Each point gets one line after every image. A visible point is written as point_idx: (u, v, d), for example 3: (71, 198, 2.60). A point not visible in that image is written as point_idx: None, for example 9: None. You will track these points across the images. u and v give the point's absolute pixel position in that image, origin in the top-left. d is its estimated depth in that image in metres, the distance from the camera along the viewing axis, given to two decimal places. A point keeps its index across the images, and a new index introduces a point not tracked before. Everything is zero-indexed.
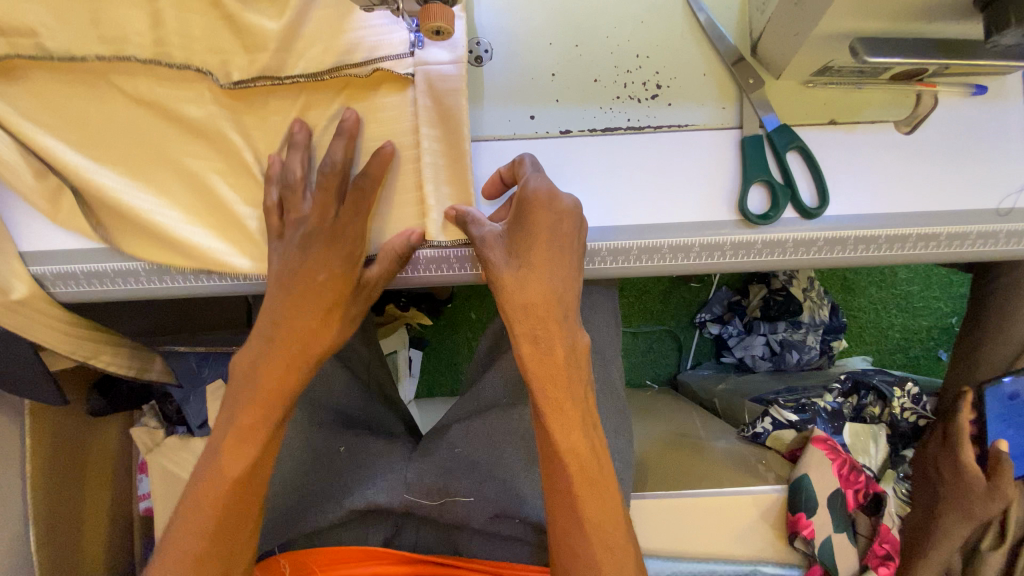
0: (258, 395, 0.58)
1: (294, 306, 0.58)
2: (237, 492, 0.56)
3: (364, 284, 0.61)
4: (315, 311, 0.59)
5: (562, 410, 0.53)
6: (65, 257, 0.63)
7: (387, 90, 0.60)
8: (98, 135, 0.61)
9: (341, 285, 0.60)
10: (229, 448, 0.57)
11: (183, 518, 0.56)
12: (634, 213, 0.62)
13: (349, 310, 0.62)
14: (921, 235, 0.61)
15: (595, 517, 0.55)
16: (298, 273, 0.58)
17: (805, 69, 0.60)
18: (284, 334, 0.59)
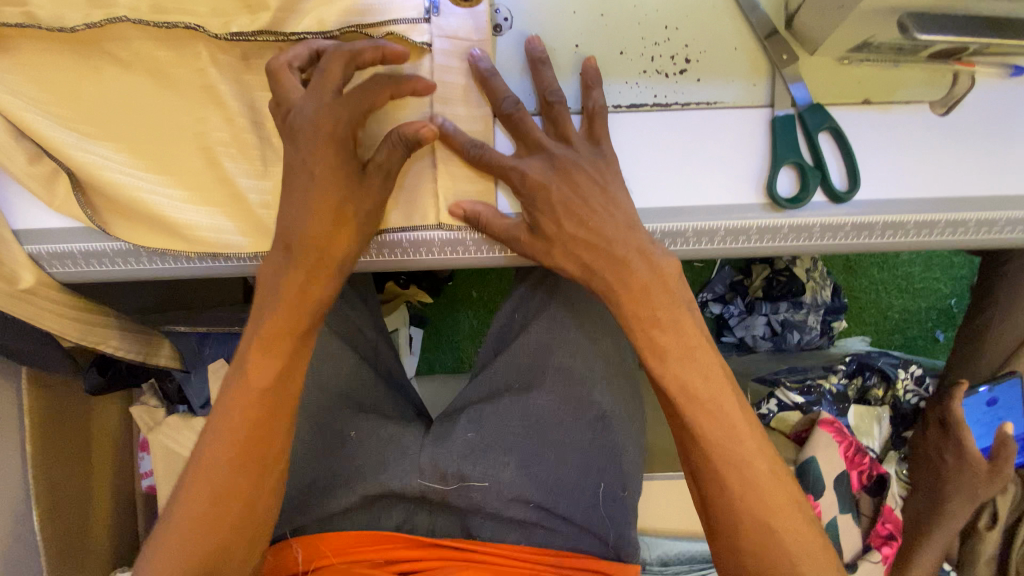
0: (267, 347, 0.56)
1: (296, 206, 0.55)
2: (260, 416, 0.56)
3: (369, 174, 0.55)
4: (320, 207, 0.55)
5: (694, 398, 0.55)
6: (61, 237, 0.60)
7: (402, 60, 0.57)
8: (90, 109, 0.57)
9: (343, 176, 0.55)
10: (254, 357, 0.56)
11: (212, 430, 0.56)
12: (659, 195, 0.59)
13: (357, 208, 0.56)
14: (950, 221, 0.60)
15: (745, 490, 0.53)
16: (297, 170, 0.55)
17: (844, 45, 0.57)
18: (298, 249, 0.56)
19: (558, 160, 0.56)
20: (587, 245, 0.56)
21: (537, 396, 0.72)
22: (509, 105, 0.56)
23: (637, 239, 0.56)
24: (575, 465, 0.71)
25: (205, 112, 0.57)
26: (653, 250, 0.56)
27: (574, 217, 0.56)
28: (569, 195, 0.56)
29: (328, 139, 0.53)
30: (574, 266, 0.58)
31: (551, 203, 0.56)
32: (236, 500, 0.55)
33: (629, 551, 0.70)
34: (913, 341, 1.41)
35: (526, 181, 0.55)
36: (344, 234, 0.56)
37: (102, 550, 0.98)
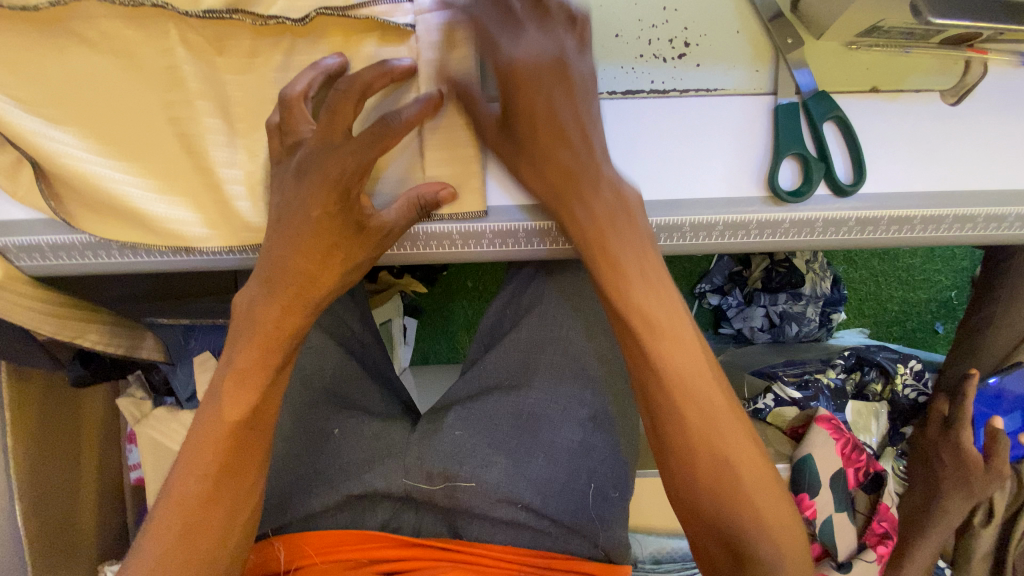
0: (257, 337, 0.54)
1: (292, 254, 0.53)
2: (239, 430, 0.53)
3: (369, 232, 0.53)
4: (313, 255, 0.53)
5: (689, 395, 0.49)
6: (26, 229, 0.57)
7: (385, 40, 0.54)
8: (49, 92, 0.53)
9: (343, 230, 0.52)
10: (229, 388, 0.53)
11: (186, 460, 0.52)
12: (657, 186, 0.56)
13: (351, 256, 0.55)
14: (957, 216, 0.57)
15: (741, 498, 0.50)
16: (297, 213, 0.52)
17: (852, 29, 0.54)
18: (278, 277, 0.54)
19: (556, 57, 0.51)
20: (555, 168, 0.52)
21: (526, 394, 0.70)
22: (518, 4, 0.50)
23: (609, 170, 0.52)
24: (565, 465, 0.68)
25: (176, 97, 0.54)
26: (623, 184, 0.53)
27: (550, 124, 0.51)
28: (560, 103, 0.51)
29: (330, 188, 0.49)
30: (539, 187, 0.54)
31: (536, 99, 0.51)
32: (218, 514, 0.52)
33: (619, 551, 0.69)
34: (912, 334, 1.39)
35: (512, 69, 0.50)
36: (332, 269, 0.55)
37: (89, 543, 0.97)
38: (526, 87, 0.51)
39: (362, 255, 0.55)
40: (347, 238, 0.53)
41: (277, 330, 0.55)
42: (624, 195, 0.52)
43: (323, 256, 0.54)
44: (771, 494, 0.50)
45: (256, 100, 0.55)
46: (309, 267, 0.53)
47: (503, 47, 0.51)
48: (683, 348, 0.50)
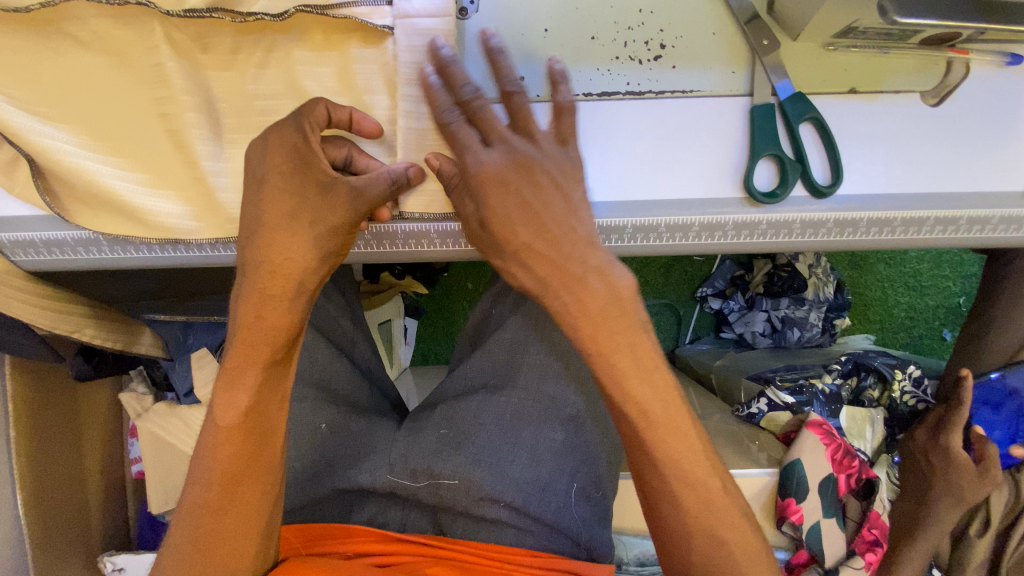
0: (240, 333, 0.54)
1: (270, 232, 0.52)
2: (238, 432, 0.53)
3: (334, 190, 0.52)
4: (276, 223, 0.52)
5: (654, 421, 0.50)
6: (25, 224, 0.60)
7: (364, 42, 0.56)
8: (45, 92, 0.55)
9: (304, 190, 0.52)
10: (224, 394, 0.53)
11: (195, 470, 0.54)
12: (632, 188, 0.57)
13: (321, 219, 0.52)
14: (939, 218, 0.56)
15: (699, 510, 0.51)
16: (254, 180, 0.52)
17: (826, 30, 0.54)
18: (251, 265, 0.53)
19: (519, 154, 0.51)
20: (541, 257, 0.50)
21: (510, 395, 0.71)
22: (469, 91, 0.50)
23: (597, 256, 0.50)
24: (546, 464, 0.69)
25: (163, 95, 0.56)
26: (613, 270, 0.50)
27: (531, 223, 0.50)
28: (530, 196, 0.50)
29: (286, 148, 0.51)
30: (528, 278, 0.52)
31: (506, 199, 0.50)
32: (228, 510, 0.53)
33: (601, 550, 0.70)
34: (918, 340, 1.37)
35: (482, 173, 0.50)
36: (303, 238, 0.52)
37: (92, 532, 1.00)
38: (497, 187, 0.50)
39: (332, 216, 0.52)
40: (312, 200, 0.52)
41: (265, 324, 0.53)
42: (613, 287, 0.50)
43: (289, 221, 0.52)
44: (727, 506, 0.52)
45: (241, 97, 0.57)
46: (280, 240, 0.52)
47: (469, 145, 0.51)
48: (647, 377, 0.51)
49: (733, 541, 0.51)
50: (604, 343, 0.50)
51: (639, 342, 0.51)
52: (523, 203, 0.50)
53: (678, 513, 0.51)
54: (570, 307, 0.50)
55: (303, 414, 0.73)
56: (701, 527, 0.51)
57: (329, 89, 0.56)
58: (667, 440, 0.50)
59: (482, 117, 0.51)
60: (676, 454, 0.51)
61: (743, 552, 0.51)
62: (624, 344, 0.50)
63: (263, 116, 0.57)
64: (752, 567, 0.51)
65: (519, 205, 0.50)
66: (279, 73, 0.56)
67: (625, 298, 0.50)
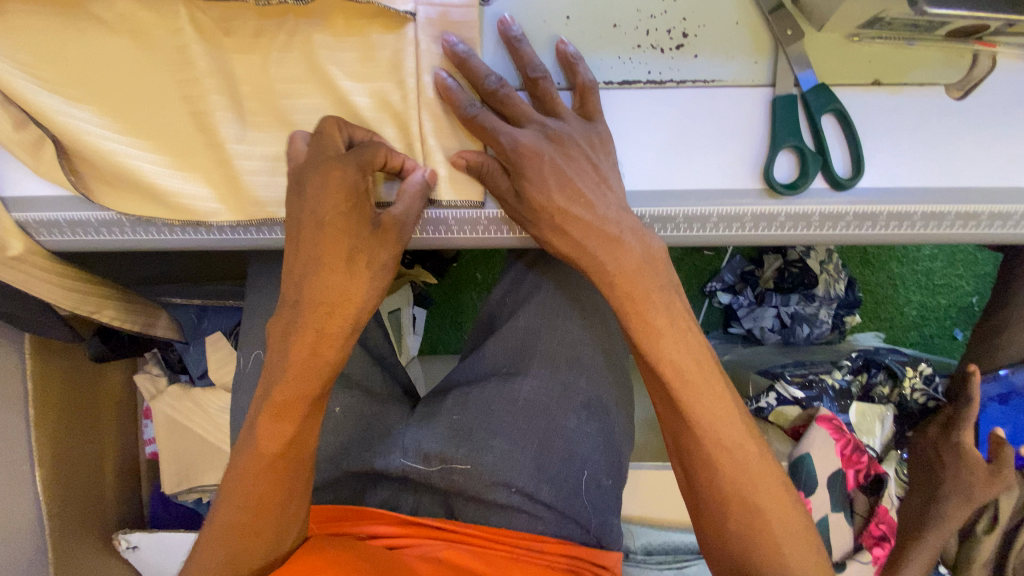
0: (307, 334, 0.55)
1: (327, 270, 0.54)
2: (283, 459, 0.56)
3: (386, 228, 0.54)
4: (336, 259, 0.54)
5: (689, 380, 0.52)
6: (49, 204, 0.60)
7: (385, 26, 0.56)
8: (70, 71, 0.55)
9: (359, 231, 0.54)
10: (269, 421, 0.55)
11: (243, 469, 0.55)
12: (651, 177, 0.57)
13: (376, 258, 0.55)
14: (960, 213, 0.56)
15: (736, 475, 0.51)
16: (312, 218, 0.54)
17: (851, 21, 0.53)
18: (312, 291, 0.55)
19: (551, 131, 0.55)
20: (577, 221, 0.54)
21: (523, 380, 0.71)
22: (493, 82, 0.54)
23: (630, 220, 0.54)
24: (558, 450, 0.70)
25: (187, 77, 0.56)
26: (648, 234, 0.54)
27: (565, 189, 0.54)
28: (564, 165, 0.54)
29: (343, 193, 0.52)
30: (564, 245, 0.56)
31: (542, 171, 0.54)
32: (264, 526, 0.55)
33: (611, 538, 0.70)
34: (929, 338, 1.36)
35: (518, 148, 0.54)
36: (360, 277, 0.55)
37: (108, 511, 1.02)
38: (533, 158, 0.54)
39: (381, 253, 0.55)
40: (361, 236, 0.54)
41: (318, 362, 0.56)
42: (649, 248, 0.54)
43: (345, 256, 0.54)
44: (763, 474, 0.52)
45: (264, 81, 0.57)
46: (338, 268, 0.54)
47: (499, 126, 0.54)
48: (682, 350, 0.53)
49: (766, 506, 0.51)
50: (640, 302, 0.53)
51: (672, 303, 0.54)
52: (559, 173, 0.54)
53: (715, 480, 0.52)
54: (607, 266, 0.54)
55: None
56: (736, 493, 0.51)
57: (350, 74, 0.57)
58: (704, 402, 0.52)
59: (508, 103, 0.55)
60: (711, 416, 0.52)
61: (778, 527, 0.51)
62: (657, 304, 0.53)
63: (284, 100, 0.57)
64: (787, 535, 0.51)
65: (561, 174, 0.54)
66: (301, 56, 0.56)
67: (659, 260, 0.54)
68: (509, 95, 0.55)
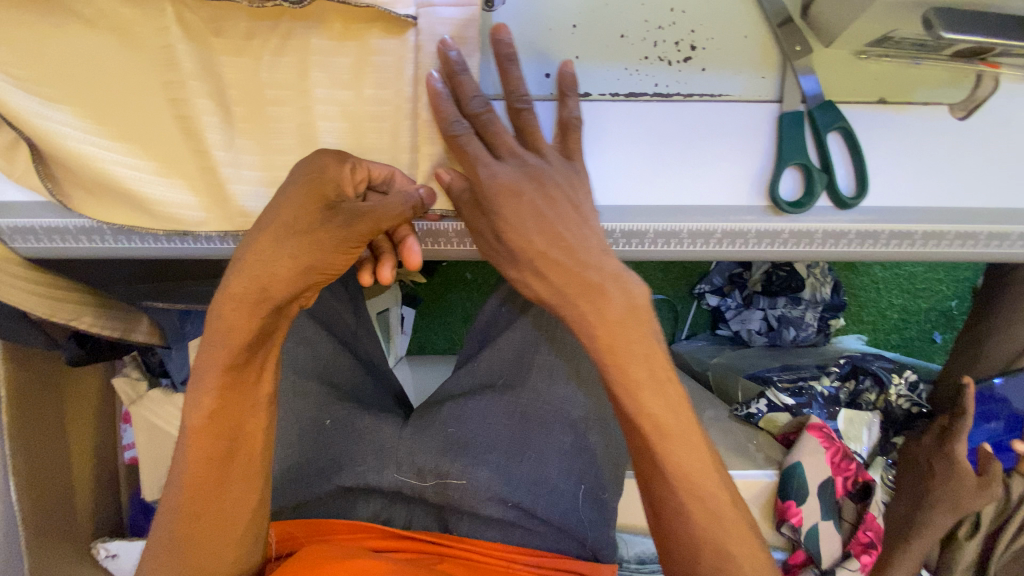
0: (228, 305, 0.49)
1: (263, 239, 0.48)
2: (207, 433, 0.51)
3: (338, 215, 0.48)
4: (274, 235, 0.47)
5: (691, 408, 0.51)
6: (25, 211, 0.58)
7: (384, 31, 0.53)
8: (42, 70, 0.52)
9: (312, 208, 0.47)
10: (209, 418, 0.50)
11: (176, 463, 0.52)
12: (656, 193, 0.56)
13: (321, 243, 0.48)
14: (959, 232, 0.57)
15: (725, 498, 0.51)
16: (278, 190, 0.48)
17: (861, 38, 0.53)
18: (243, 269, 0.48)
19: (531, 167, 0.51)
20: (556, 267, 0.50)
21: (519, 395, 0.71)
22: (477, 104, 0.52)
23: (612, 263, 0.50)
24: (555, 464, 0.69)
25: (173, 79, 0.53)
26: (629, 277, 0.49)
27: (545, 233, 0.50)
28: (543, 206, 0.50)
29: (313, 166, 0.48)
30: (542, 289, 0.52)
31: (521, 210, 0.50)
32: (200, 524, 0.51)
33: (606, 551, 0.69)
34: (910, 342, 1.39)
35: (495, 184, 0.51)
36: (292, 259, 0.48)
37: (87, 520, 0.99)
38: (514, 193, 0.50)
39: (335, 238, 0.48)
40: (315, 216, 0.47)
41: (231, 333, 0.49)
42: (633, 293, 0.49)
43: (293, 233, 0.47)
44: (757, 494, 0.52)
45: (255, 85, 0.54)
46: (275, 244, 0.47)
47: (481, 155, 0.51)
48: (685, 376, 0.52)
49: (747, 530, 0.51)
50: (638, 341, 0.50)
51: None
52: (541, 212, 0.50)
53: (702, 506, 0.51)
54: (591, 313, 0.49)
55: (307, 410, 0.72)
56: (721, 525, 0.51)
57: (348, 81, 0.55)
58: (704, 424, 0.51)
59: (490, 129, 0.52)
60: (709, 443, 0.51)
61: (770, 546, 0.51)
62: (654, 332, 0.51)
63: (278, 106, 0.55)
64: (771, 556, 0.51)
65: (545, 210, 0.50)
66: (293, 58, 0.54)
67: (646, 306, 0.50)
68: (493, 122, 0.52)
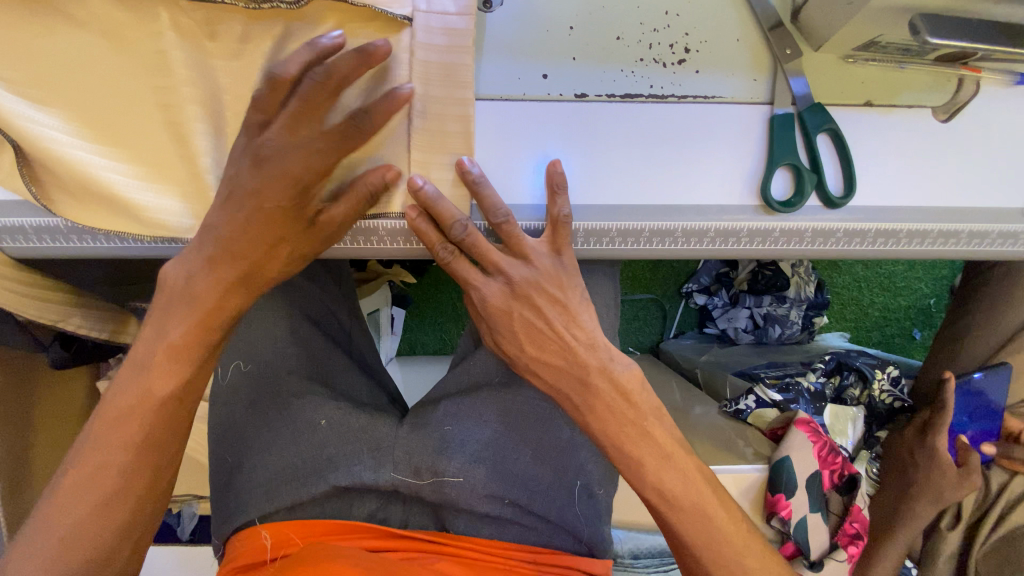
0: (201, 303, 0.50)
1: (238, 243, 0.51)
2: (167, 405, 0.50)
3: (318, 223, 0.53)
4: (254, 247, 0.51)
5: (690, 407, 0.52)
6: (11, 212, 0.57)
7: (379, 30, 0.53)
8: (33, 71, 0.51)
9: (293, 222, 0.52)
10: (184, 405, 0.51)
11: (109, 424, 0.48)
12: (651, 193, 0.57)
13: (297, 250, 0.54)
14: (943, 231, 0.58)
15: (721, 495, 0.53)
16: (249, 196, 0.50)
17: (848, 43, 0.55)
18: (222, 263, 0.51)
19: (518, 284, 0.55)
20: (551, 368, 0.56)
21: (518, 392, 0.71)
22: (460, 230, 0.53)
23: (600, 357, 0.55)
24: (552, 461, 0.70)
25: (166, 83, 0.53)
26: (614, 366, 0.54)
27: (536, 340, 0.56)
28: (532, 318, 0.55)
29: (287, 181, 0.49)
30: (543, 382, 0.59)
31: (512, 324, 0.56)
32: (116, 522, 0.48)
33: (603, 546, 0.71)
34: (890, 339, 1.42)
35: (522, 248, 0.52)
36: (278, 263, 0.54)
37: None
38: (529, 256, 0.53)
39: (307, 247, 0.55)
40: (292, 228, 0.52)
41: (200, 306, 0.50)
42: None
43: (270, 241, 0.52)
44: None
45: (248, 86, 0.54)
46: (258, 250, 0.52)
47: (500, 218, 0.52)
48: None
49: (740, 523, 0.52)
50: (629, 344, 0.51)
51: None
52: (528, 322, 0.56)
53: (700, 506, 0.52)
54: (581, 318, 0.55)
55: (300, 411, 0.70)
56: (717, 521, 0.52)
57: None
58: None
59: (478, 250, 0.54)
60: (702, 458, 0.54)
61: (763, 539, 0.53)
62: None
63: None
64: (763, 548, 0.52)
65: (532, 319, 0.55)
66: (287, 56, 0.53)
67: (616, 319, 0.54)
68: (477, 242, 0.53)
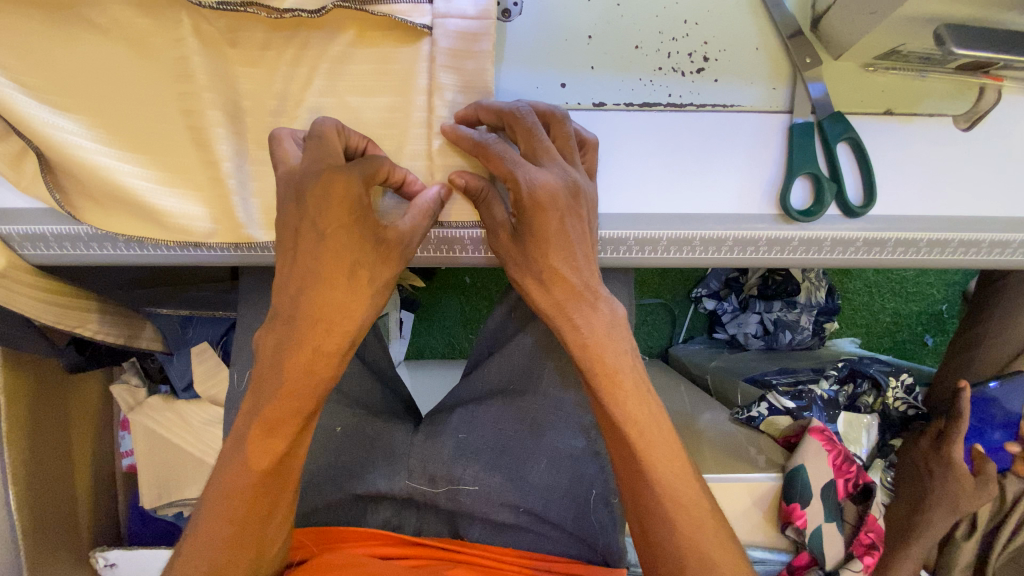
0: (303, 348, 0.49)
1: (319, 285, 0.48)
2: (259, 453, 0.50)
3: (389, 243, 0.49)
4: (337, 278, 0.48)
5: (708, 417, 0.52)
6: (34, 217, 0.57)
7: (399, 39, 0.54)
8: (58, 79, 0.52)
9: (360, 243, 0.48)
10: (256, 437, 0.50)
11: (215, 494, 0.50)
12: (669, 201, 0.57)
13: (378, 275, 0.50)
14: (963, 241, 0.58)
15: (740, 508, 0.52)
16: (306, 228, 0.47)
17: (870, 52, 0.55)
18: (306, 317, 0.49)
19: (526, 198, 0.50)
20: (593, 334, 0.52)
21: (531, 400, 0.71)
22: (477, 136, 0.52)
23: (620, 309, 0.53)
24: (567, 470, 0.69)
25: (186, 90, 0.53)
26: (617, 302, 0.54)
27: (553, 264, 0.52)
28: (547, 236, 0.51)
29: (346, 202, 0.46)
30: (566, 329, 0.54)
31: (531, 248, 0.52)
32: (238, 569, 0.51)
33: (616, 555, 0.68)
34: (902, 345, 1.41)
35: (535, 189, 0.49)
36: (362, 294, 0.50)
37: (85, 530, 0.97)
38: (548, 205, 0.49)
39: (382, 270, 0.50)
40: (365, 248, 0.48)
41: (299, 364, 0.49)
42: (615, 312, 0.54)
43: (343, 265, 0.48)
44: None
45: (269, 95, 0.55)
46: (334, 283, 0.48)
47: (517, 161, 0.50)
48: None
49: None
50: None
51: None
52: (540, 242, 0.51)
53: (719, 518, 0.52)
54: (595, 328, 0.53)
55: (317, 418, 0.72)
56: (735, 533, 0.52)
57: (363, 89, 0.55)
58: None
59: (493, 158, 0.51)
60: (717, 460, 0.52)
61: None
62: None
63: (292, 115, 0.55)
64: None
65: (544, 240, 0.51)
66: (309, 67, 0.54)
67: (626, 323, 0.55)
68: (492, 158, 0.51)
